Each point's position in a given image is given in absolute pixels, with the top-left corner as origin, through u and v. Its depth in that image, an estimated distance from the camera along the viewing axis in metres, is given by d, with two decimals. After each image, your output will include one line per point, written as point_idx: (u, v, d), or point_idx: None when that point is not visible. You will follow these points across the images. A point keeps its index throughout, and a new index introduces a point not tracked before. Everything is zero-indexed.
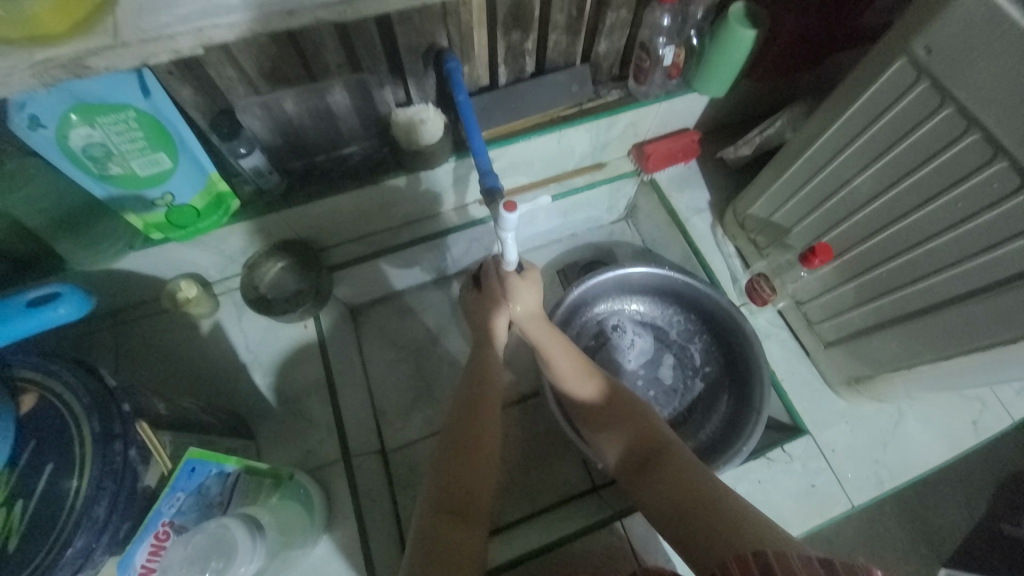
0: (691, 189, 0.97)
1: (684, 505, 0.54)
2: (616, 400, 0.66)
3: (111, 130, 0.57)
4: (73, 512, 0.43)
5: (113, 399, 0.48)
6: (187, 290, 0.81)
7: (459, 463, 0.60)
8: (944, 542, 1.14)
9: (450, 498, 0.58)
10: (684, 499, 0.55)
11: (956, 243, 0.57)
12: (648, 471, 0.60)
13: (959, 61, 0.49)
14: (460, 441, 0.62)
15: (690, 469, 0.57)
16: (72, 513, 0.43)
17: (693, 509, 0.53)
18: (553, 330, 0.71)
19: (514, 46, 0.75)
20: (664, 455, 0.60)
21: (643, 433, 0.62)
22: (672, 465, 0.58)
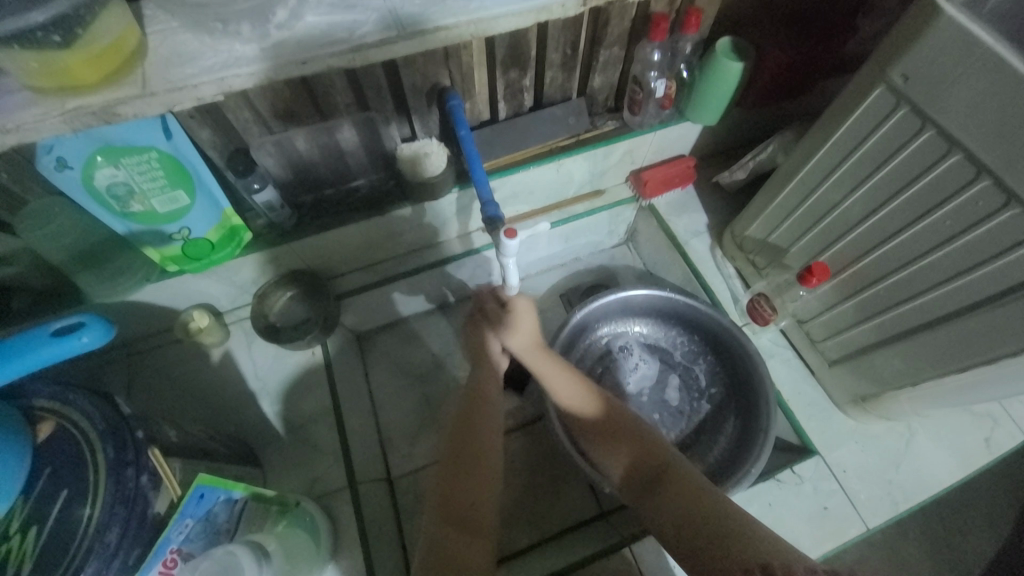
0: (688, 213, 0.99)
1: (691, 524, 0.54)
2: (615, 421, 0.66)
3: (134, 170, 0.61)
4: (85, 538, 0.44)
5: (128, 426, 0.49)
6: (199, 320, 0.82)
7: (461, 475, 0.62)
8: (971, 569, 1.10)
9: (456, 510, 0.59)
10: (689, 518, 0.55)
11: (947, 259, 0.58)
12: (653, 490, 0.60)
13: (934, 87, 0.52)
14: (461, 453, 0.64)
15: (695, 488, 0.57)
16: (85, 540, 0.44)
17: (701, 528, 0.53)
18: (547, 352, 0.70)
19: (512, 83, 0.80)
20: (667, 474, 0.60)
21: (646, 452, 0.62)
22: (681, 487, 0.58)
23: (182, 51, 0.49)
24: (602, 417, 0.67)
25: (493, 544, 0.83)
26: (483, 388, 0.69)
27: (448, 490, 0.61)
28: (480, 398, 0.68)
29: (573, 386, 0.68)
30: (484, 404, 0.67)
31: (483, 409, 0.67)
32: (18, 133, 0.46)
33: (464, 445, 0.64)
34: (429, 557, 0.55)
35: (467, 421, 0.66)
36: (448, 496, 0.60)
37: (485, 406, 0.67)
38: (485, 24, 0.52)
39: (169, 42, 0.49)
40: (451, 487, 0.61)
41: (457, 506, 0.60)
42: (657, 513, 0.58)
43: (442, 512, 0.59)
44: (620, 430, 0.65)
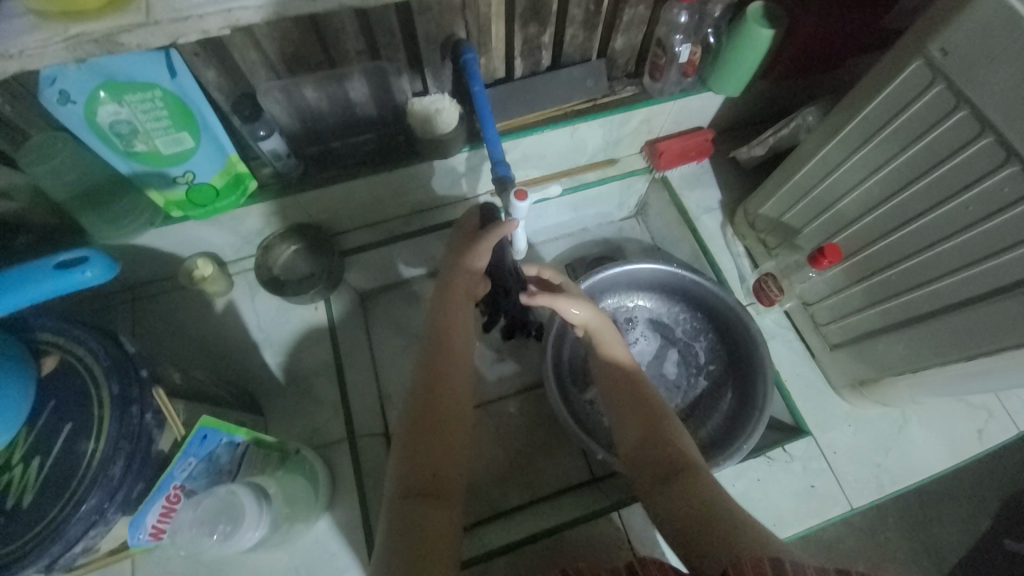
0: (702, 188, 0.97)
1: (697, 520, 0.53)
2: (648, 407, 0.66)
3: (137, 108, 0.59)
4: (89, 469, 0.45)
5: (132, 364, 0.50)
6: (203, 268, 0.82)
7: (428, 440, 0.60)
8: (945, 555, 1.13)
9: (419, 475, 0.58)
10: (695, 513, 0.54)
11: (964, 247, 0.57)
12: (665, 482, 0.59)
13: (973, 64, 0.50)
14: (425, 419, 0.61)
15: (710, 488, 0.56)
16: (88, 471, 0.45)
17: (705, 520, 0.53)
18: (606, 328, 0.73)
19: (531, 39, 0.77)
20: (683, 469, 0.59)
21: (665, 438, 0.62)
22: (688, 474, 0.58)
23: None
24: (633, 401, 0.67)
25: (485, 501, 0.86)
26: (446, 351, 0.66)
27: (412, 456, 0.59)
28: (442, 361, 0.65)
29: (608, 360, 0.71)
30: (447, 365, 0.65)
31: (444, 373, 0.64)
32: (20, 59, 0.44)
33: (425, 412, 0.61)
34: (400, 522, 0.55)
35: (429, 387, 0.63)
36: (413, 460, 0.59)
37: (447, 368, 0.65)
38: None
39: None
40: (413, 453, 0.59)
41: (421, 470, 0.58)
42: (664, 505, 0.57)
43: (406, 478, 0.58)
44: (650, 415, 0.65)
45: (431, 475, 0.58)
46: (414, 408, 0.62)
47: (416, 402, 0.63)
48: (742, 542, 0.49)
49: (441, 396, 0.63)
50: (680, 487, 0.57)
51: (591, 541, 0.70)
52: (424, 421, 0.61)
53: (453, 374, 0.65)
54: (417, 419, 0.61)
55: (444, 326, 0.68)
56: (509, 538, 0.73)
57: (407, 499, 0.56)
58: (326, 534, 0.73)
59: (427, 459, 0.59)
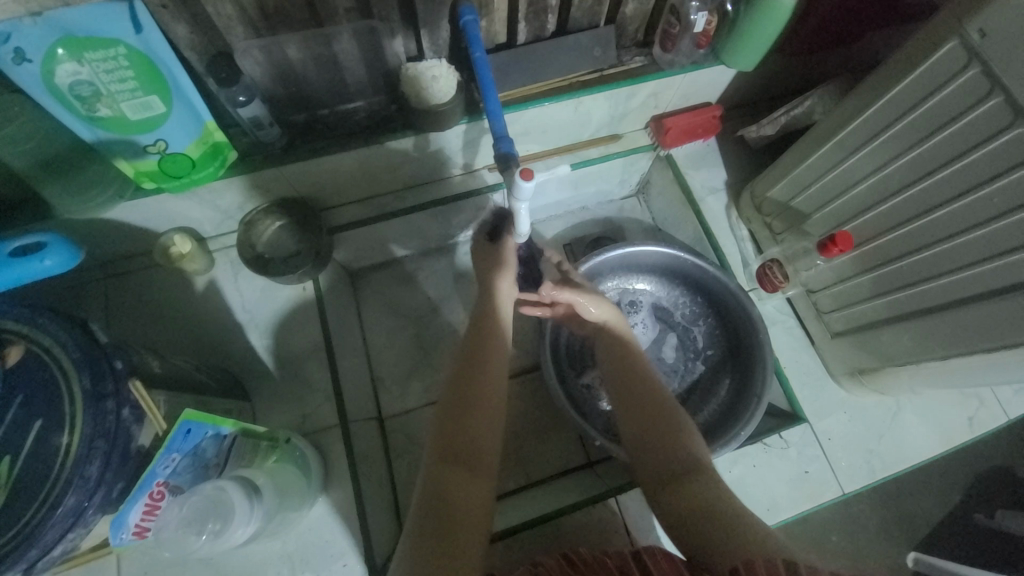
0: (708, 167, 0.93)
1: (707, 521, 0.51)
2: (658, 403, 0.63)
3: (99, 67, 0.53)
4: (65, 469, 0.42)
5: (106, 356, 0.46)
6: (181, 245, 0.76)
7: (465, 412, 0.59)
8: (917, 527, 1.18)
9: (451, 449, 0.57)
10: (704, 515, 0.51)
11: (983, 240, 0.55)
12: (673, 481, 0.56)
13: (1018, 46, 0.46)
14: (466, 392, 0.60)
15: (701, 467, 0.56)
16: (64, 470, 0.42)
17: (696, 504, 0.53)
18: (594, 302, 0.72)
19: (536, 2, 0.70)
20: (694, 472, 0.56)
21: (660, 420, 0.61)
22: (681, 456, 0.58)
23: None
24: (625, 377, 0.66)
25: None
26: (493, 329, 0.66)
27: (450, 428, 0.58)
28: (489, 337, 0.65)
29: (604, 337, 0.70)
30: (492, 341, 0.65)
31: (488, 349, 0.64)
32: None
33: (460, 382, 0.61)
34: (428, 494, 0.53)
35: (471, 361, 0.63)
36: (449, 437, 0.57)
37: (494, 347, 0.64)
38: None
39: None
40: (453, 427, 0.58)
41: (458, 447, 0.57)
42: (670, 505, 0.55)
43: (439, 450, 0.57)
44: (661, 413, 0.62)
45: (467, 442, 0.57)
46: (455, 382, 0.62)
47: (458, 376, 0.62)
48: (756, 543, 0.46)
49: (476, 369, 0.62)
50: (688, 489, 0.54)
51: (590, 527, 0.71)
52: (468, 394, 0.60)
53: (494, 356, 0.64)
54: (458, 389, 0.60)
55: (493, 310, 0.68)
56: (507, 523, 0.72)
57: (441, 467, 0.55)
58: (320, 521, 0.71)
59: (462, 432, 0.58)
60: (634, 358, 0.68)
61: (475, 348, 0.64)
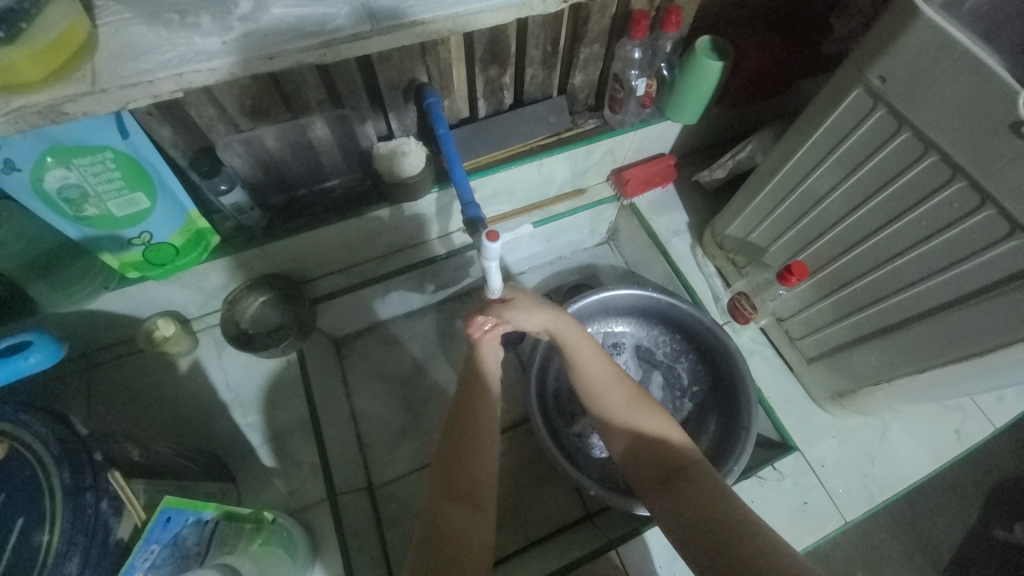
0: (669, 212, 0.99)
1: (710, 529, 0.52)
2: (643, 411, 0.65)
3: (87, 171, 0.57)
4: (43, 570, 0.41)
5: (84, 449, 0.46)
6: (164, 329, 0.78)
7: (457, 463, 0.63)
8: (937, 550, 1.15)
9: (448, 486, 0.61)
10: (708, 523, 0.53)
11: (921, 259, 0.59)
12: (670, 487, 0.59)
13: (911, 91, 0.52)
14: (454, 444, 0.64)
15: (714, 494, 0.56)
16: (42, 572, 0.41)
17: (716, 535, 0.52)
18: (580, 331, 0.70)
19: (492, 81, 0.78)
20: (687, 475, 0.59)
21: (668, 452, 0.61)
22: (694, 485, 0.57)
23: (136, 44, 0.45)
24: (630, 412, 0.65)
25: None
26: (478, 382, 0.69)
27: (443, 471, 0.63)
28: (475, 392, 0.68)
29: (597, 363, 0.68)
30: (476, 396, 0.68)
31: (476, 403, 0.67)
32: None
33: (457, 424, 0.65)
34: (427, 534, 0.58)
35: (456, 413, 0.67)
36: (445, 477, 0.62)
37: (480, 399, 0.67)
38: (464, 20, 0.50)
39: (122, 34, 0.45)
40: (448, 472, 0.62)
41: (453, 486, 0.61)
42: (671, 513, 0.57)
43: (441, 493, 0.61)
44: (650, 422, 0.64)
45: (466, 481, 0.62)
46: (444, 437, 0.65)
47: (446, 430, 0.66)
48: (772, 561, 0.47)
49: (482, 410, 0.67)
50: (685, 493, 0.57)
51: None
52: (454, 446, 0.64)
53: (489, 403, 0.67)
54: (451, 440, 0.64)
55: (478, 372, 0.70)
56: None
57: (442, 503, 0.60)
58: None
59: (453, 472, 0.63)
60: (633, 390, 0.67)
61: (459, 404, 0.67)
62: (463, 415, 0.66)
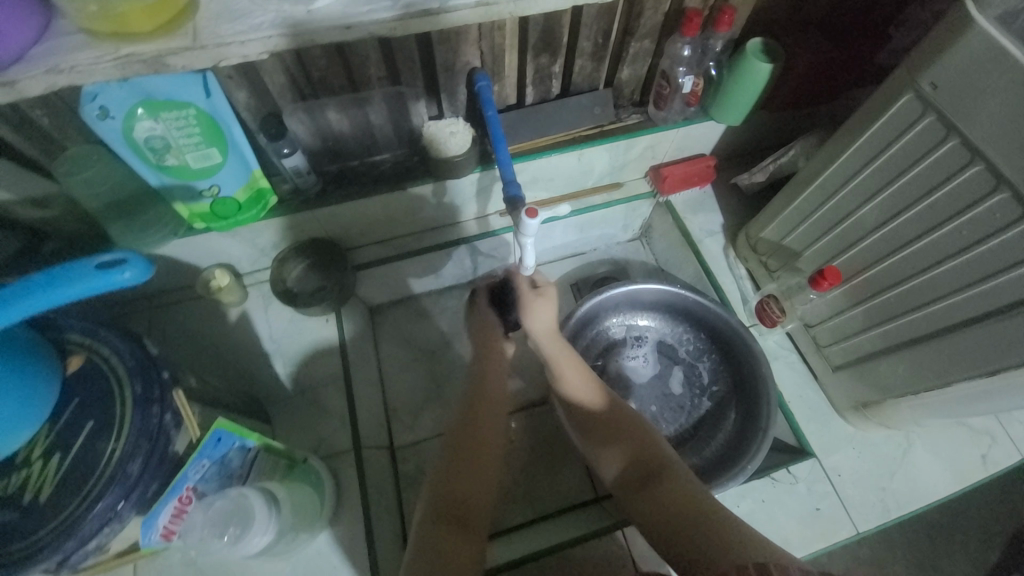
0: (705, 212, 1.00)
1: (687, 525, 0.57)
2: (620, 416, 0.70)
3: (172, 124, 0.63)
4: (106, 472, 0.47)
5: (154, 366, 0.52)
6: (220, 279, 0.84)
7: (458, 482, 0.65)
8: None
9: (447, 506, 0.63)
10: (684, 521, 0.59)
11: (957, 270, 0.58)
12: (650, 493, 0.64)
13: (964, 98, 0.52)
14: (458, 460, 0.67)
15: (690, 491, 0.61)
16: (105, 474, 0.46)
17: (695, 530, 0.57)
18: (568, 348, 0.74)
19: (542, 69, 0.81)
20: (666, 475, 0.64)
21: (649, 453, 0.66)
22: (673, 484, 0.63)
23: (231, 8, 0.50)
24: (613, 425, 0.70)
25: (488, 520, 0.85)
26: (484, 401, 0.71)
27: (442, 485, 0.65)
28: (479, 405, 0.71)
29: (580, 375, 0.73)
30: (482, 418, 0.70)
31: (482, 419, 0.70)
32: (69, 74, 0.47)
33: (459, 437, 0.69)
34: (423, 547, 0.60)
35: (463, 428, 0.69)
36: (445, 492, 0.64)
37: (482, 424, 0.69)
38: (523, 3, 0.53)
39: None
40: (444, 486, 0.65)
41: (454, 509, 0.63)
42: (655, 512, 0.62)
43: (437, 507, 0.63)
44: (635, 435, 0.68)
45: (461, 504, 0.64)
46: (449, 452, 0.68)
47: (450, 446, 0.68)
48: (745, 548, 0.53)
49: (480, 427, 0.69)
50: (665, 492, 0.62)
51: (593, 560, 0.71)
52: (459, 459, 0.67)
53: (489, 418, 0.70)
54: (453, 458, 0.67)
55: (483, 388, 0.73)
56: (512, 555, 0.73)
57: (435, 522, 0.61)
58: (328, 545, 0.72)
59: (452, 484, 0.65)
60: (611, 395, 0.72)
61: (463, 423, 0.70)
62: (473, 430, 0.69)
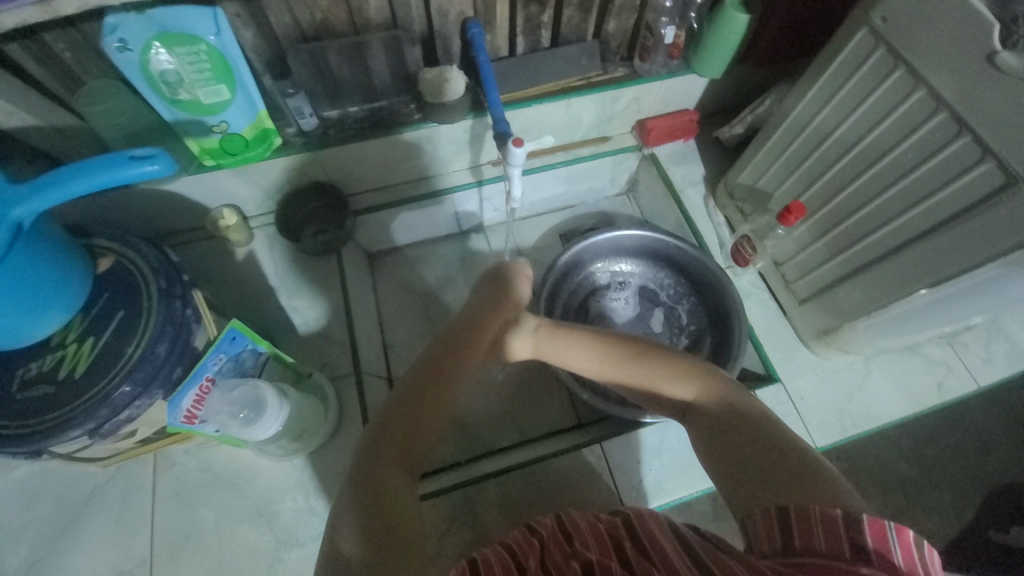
0: (688, 164, 1.06)
1: (727, 461, 0.53)
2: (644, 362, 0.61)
3: (184, 59, 0.67)
4: (129, 360, 0.53)
5: (176, 269, 0.58)
6: (228, 219, 0.89)
7: (413, 407, 0.56)
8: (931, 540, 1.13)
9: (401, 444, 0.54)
10: (740, 448, 0.53)
11: (903, 191, 0.64)
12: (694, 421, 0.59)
13: (910, 28, 0.57)
14: (415, 384, 0.57)
15: (737, 418, 0.56)
16: (128, 362, 0.53)
17: (750, 454, 0.52)
18: (568, 330, 0.66)
19: (532, 18, 0.86)
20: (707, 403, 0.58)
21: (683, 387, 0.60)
22: (716, 412, 0.57)
23: None
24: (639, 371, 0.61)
25: (478, 442, 0.91)
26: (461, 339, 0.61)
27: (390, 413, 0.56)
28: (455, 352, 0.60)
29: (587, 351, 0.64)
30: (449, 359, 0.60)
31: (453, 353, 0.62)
32: None
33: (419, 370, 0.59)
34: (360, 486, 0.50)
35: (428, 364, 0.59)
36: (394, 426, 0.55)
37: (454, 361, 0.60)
38: None
39: None
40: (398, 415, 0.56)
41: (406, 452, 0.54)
42: (704, 439, 0.57)
43: (380, 439, 0.54)
44: (654, 375, 0.61)
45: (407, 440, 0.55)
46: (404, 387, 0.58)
47: (396, 394, 0.57)
48: (807, 490, 0.46)
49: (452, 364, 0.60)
50: (704, 421, 0.57)
51: (570, 470, 0.78)
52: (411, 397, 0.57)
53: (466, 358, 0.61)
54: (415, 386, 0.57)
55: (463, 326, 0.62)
56: (499, 466, 0.81)
57: (386, 463, 0.52)
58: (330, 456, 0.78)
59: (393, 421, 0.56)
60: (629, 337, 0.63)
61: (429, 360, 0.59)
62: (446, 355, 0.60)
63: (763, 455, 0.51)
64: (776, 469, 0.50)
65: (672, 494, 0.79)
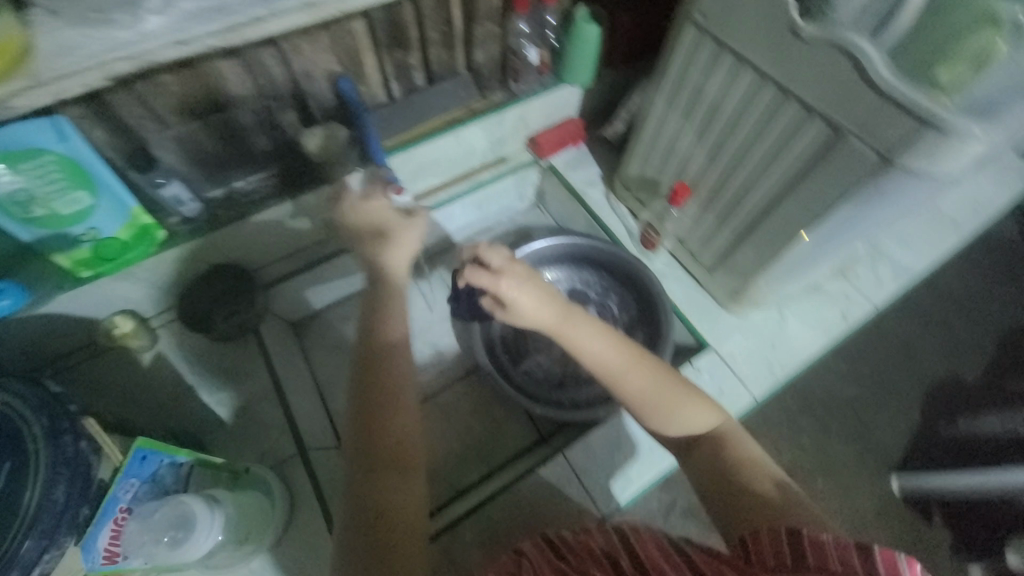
0: (584, 166, 1.12)
1: (716, 489, 0.58)
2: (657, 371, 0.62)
3: (32, 175, 0.61)
4: (26, 516, 0.47)
5: (59, 402, 0.53)
6: (122, 325, 0.83)
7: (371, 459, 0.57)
8: (887, 453, 1.21)
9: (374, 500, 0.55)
10: (732, 480, 0.57)
11: (761, 157, 0.71)
12: (693, 450, 0.62)
13: (725, 19, 0.65)
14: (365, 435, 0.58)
15: (735, 455, 0.59)
16: (26, 518, 0.47)
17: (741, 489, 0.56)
18: (575, 317, 0.62)
19: (401, 63, 0.88)
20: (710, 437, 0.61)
21: (695, 424, 0.61)
22: (717, 448, 0.60)
23: (60, 42, 0.51)
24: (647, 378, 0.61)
25: (447, 485, 0.89)
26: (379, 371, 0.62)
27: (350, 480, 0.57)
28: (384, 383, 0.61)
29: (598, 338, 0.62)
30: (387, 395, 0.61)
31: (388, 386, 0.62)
32: None
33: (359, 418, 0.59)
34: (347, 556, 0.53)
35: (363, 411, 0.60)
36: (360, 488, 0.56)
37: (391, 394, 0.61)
38: None
39: (47, 36, 0.52)
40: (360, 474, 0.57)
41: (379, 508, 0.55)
42: (700, 469, 0.60)
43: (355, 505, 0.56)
44: (667, 395, 0.62)
45: (379, 496, 0.56)
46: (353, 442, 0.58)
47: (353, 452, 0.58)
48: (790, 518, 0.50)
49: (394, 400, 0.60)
50: (706, 455, 0.60)
51: (539, 489, 0.78)
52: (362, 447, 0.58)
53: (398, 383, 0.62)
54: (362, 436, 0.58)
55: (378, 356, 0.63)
56: (470, 505, 0.80)
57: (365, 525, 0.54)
58: (290, 544, 0.74)
59: (375, 421, 0.59)
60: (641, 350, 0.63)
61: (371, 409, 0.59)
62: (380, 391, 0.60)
63: (762, 491, 0.55)
64: (774, 501, 0.53)
65: (640, 483, 0.80)
